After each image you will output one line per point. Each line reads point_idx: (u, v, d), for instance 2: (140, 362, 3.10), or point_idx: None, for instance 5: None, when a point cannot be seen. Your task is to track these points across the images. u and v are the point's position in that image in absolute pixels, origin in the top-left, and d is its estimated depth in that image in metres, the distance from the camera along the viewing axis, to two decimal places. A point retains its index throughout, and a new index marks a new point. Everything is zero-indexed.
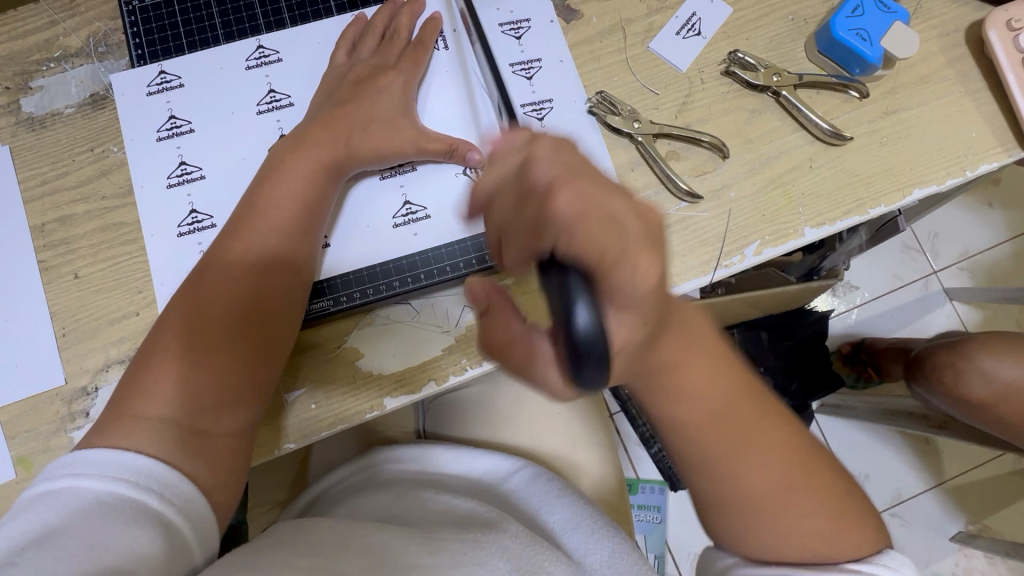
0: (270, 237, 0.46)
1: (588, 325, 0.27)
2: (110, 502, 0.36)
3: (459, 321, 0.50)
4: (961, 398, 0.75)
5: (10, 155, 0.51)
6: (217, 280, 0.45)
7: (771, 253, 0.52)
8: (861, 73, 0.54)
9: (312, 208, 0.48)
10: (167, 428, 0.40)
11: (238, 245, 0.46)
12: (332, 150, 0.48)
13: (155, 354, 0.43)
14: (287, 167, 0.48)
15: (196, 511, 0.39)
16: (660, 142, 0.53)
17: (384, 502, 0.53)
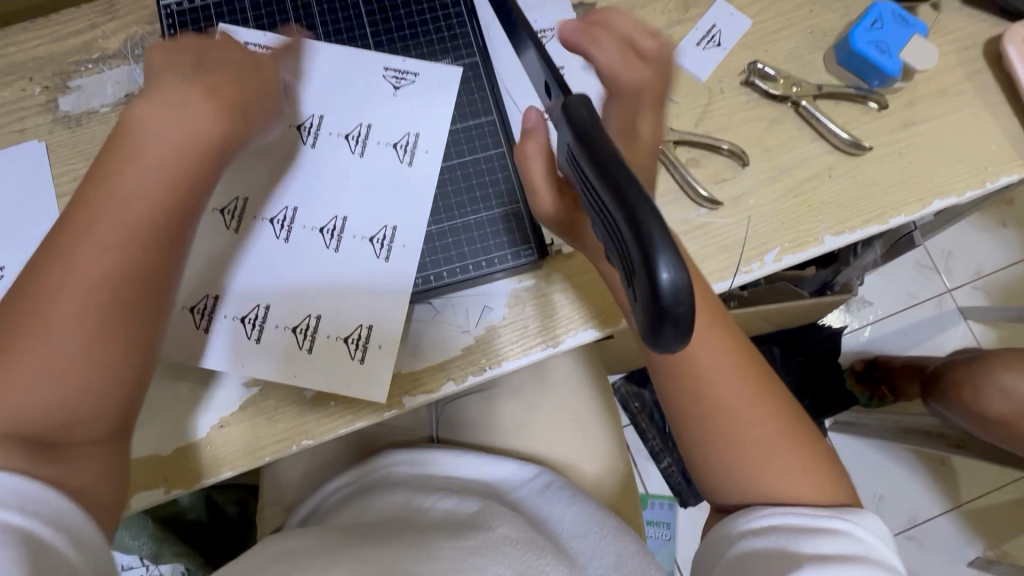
0: (137, 210, 0.39)
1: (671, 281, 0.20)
2: (10, 543, 0.32)
3: (479, 321, 0.50)
4: (980, 416, 0.74)
5: (46, 150, 0.53)
6: (72, 261, 0.37)
7: (790, 260, 0.52)
8: (879, 85, 0.55)
9: (193, 183, 0.42)
10: (18, 442, 0.35)
11: (110, 215, 0.38)
12: (214, 125, 0.42)
13: (10, 346, 0.36)
14: (140, 133, 0.41)
15: (93, 548, 0.36)
16: (680, 149, 0.54)
17: (386, 505, 0.53)
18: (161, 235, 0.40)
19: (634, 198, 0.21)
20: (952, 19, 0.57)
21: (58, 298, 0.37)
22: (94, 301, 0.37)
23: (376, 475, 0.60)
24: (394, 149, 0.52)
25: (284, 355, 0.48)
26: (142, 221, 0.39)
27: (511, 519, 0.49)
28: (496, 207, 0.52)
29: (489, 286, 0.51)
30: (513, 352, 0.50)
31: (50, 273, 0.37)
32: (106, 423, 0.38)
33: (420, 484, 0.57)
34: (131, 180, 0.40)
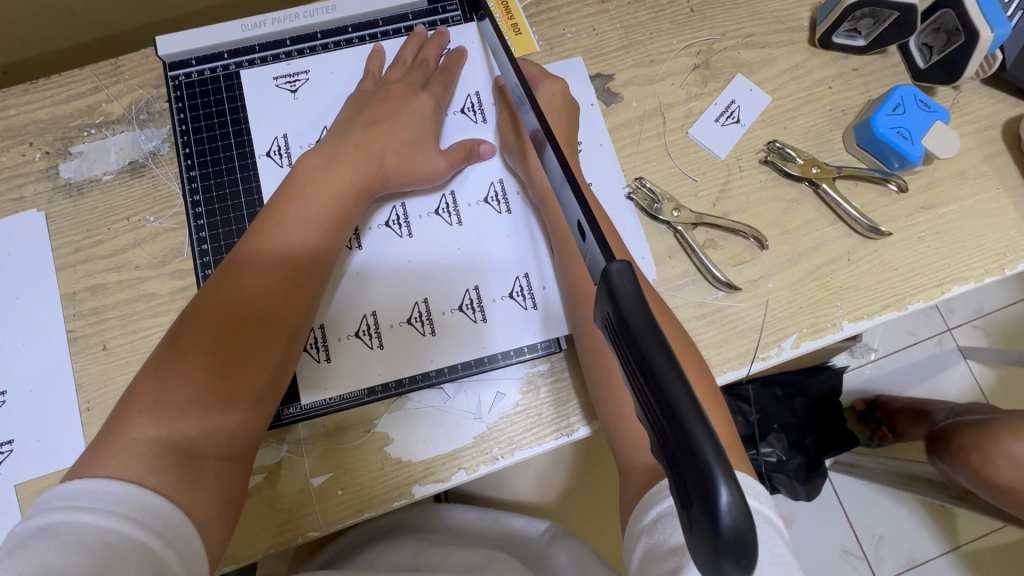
0: (293, 242, 0.44)
1: (730, 511, 0.18)
2: (119, 546, 0.31)
3: (492, 408, 0.49)
4: (989, 480, 0.73)
5: (46, 221, 0.51)
6: (230, 288, 0.42)
7: (808, 346, 0.51)
8: (899, 168, 0.53)
9: (337, 225, 0.46)
10: (165, 453, 0.37)
11: (267, 250, 0.44)
12: (364, 172, 0.48)
13: (166, 358, 0.40)
14: (315, 180, 0.47)
15: (192, 555, 0.34)
16: (698, 230, 0.53)
17: (393, 558, 0.56)
18: (303, 264, 0.44)
19: (686, 411, 0.20)
20: (970, 99, 0.56)
21: (217, 325, 0.41)
22: (240, 323, 0.41)
23: (394, 524, 0.64)
24: (439, 215, 0.52)
25: (357, 360, 0.49)
26: (299, 252, 0.44)
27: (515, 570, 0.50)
28: (508, 282, 0.51)
29: (468, 305, 0.50)
30: (527, 442, 0.49)
31: (207, 300, 0.42)
32: (225, 439, 0.40)
33: (427, 536, 0.60)
34: (288, 222, 0.45)
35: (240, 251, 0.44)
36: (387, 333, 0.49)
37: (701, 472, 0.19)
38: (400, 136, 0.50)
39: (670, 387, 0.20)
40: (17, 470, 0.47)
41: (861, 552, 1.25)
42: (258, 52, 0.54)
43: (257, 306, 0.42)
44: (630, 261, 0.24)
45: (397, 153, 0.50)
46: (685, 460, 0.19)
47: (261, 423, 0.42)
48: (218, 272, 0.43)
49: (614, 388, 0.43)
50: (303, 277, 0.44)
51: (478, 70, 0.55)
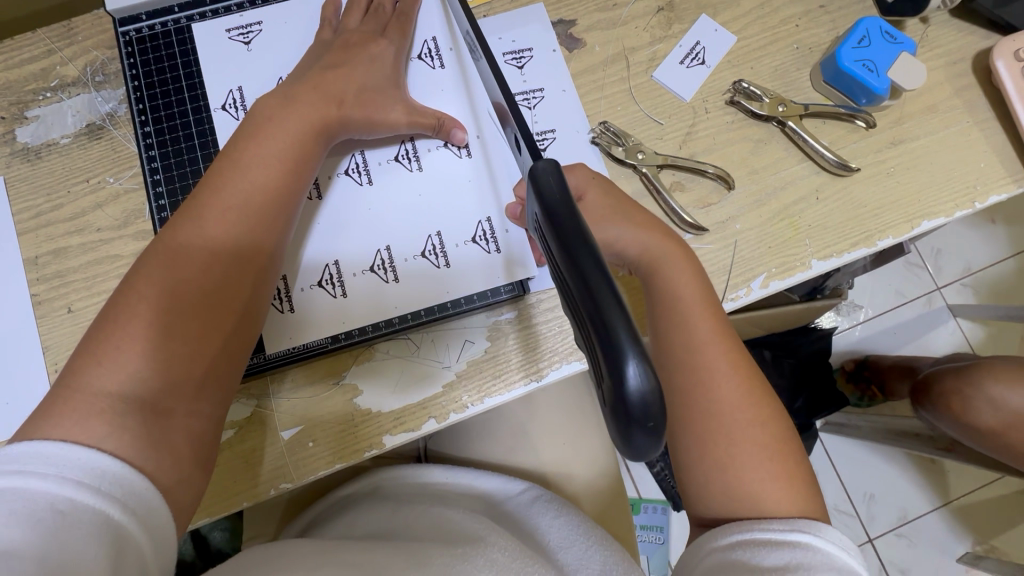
0: (251, 188, 0.43)
1: (640, 387, 0.19)
2: (73, 513, 0.31)
3: (460, 356, 0.49)
4: (969, 426, 0.74)
5: (5, 186, 0.51)
6: (188, 239, 0.41)
7: (777, 286, 0.51)
8: (867, 103, 0.53)
9: (296, 176, 0.45)
10: (127, 410, 0.36)
11: (224, 201, 0.42)
12: (319, 115, 0.46)
13: (122, 310, 0.39)
14: (270, 126, 0.45)
15: (156, 518, 0.35)
16: (664, 173, 0.52)
17: (375, 523, 0.55)
18: (263, 215, 0.43)
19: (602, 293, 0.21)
20: (940, 32, 0.55)
21: (175, 274, 0.40)
22: (203, 273, 0.40)
23: (378, 485, 0.63)
24: (399, 162, 0.51)
25: (320, 310, 0.48)
26: (257, 202, 0.43)
27: (502, 533, 0.51)
28: (470, 228, 0.50)
29: (431, 251, 0.50)
30: (496, 389, 0.49)
31: (164, 253, 0.40)
32: (195, 391, 0.39)
33: (411, 498, 0.59)
34: (244, 174, 0.43)
35: (196, 200, 0.43)
36: (351, 281, 0.49)
37: (613, 350, 0.20)
38: (355, 80, 0.48)
39: (589, 274, 0.21)
40: None
41: (853, 511, 1.27)
42: (209, 6, 0.53)
43: (219, 255, 0.41)
44: (556, 159, 0.25)
45: (353, 98, 0.48)
46: (601, 341, 0.20)
47: (231, 377, 0.42)
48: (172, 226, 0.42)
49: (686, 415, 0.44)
50: (262, 229, 0.43)
51: (436, 17, 0.54)
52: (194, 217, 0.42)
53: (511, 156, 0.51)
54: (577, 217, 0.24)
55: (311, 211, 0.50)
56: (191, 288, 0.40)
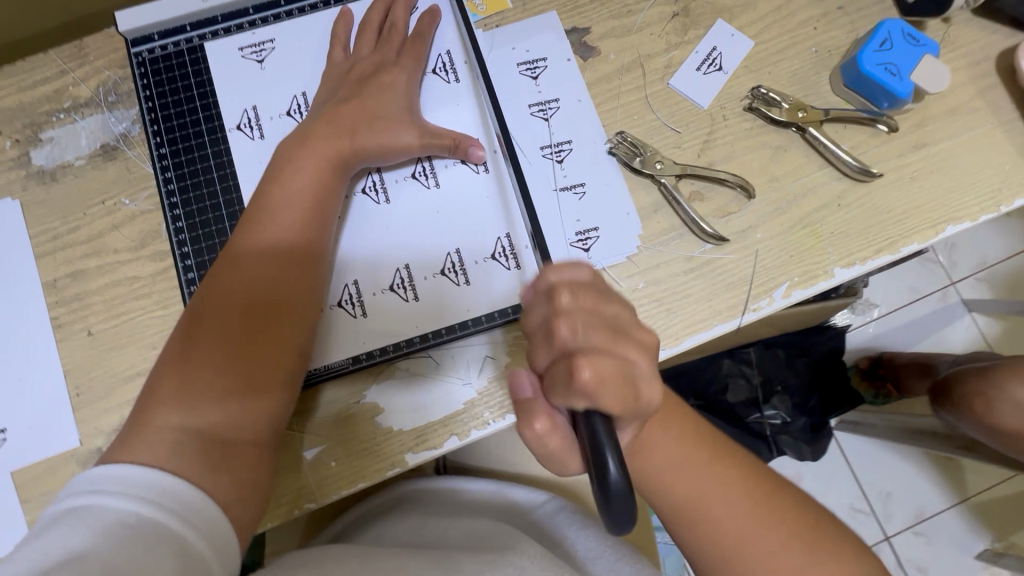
0: (287, 220, 0.44)
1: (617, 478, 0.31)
2: (134, 525, 0.33)
3: (482, 373, 0.49)
4: (992, 427, 0.73)
5: (21, 209, 0.51)
6: (233, 274, 0.42)
7: (799, 295, 0.50)
8: (889, 107, 0.52)
9: (327, 201, 0.46)
10: (187, 437, 0.37)
11: (261, 233, 0.44)
12: (337, 145, 0.47)
13: (178, 350, 0.40)
14: (296, 160, 0.46)
15: (213, 528, 0.35)
16: (683, 182, 0.52)
17: (400, 534, 0.55)
18: (301, 240, 0.44)
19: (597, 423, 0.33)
20: (961, 32, 0.54)
21: (221, 309, 0.41)
22: (249, 304, 0.42)
23: (401, 499, 0.63)
24: (417, 178, 0.51)
25: (341, 331, 0.48)
26: (292, 230, 0.44)
27: (531, 542, 0.51)
28: (488, 244, 0.50)
29: (450, 270, 0.49)
30: None
31: (211, 288, 0.42)
32: (249, 417, 0.40)
33: (435, 511, 0.59)
34: (279, 205, 0.45)
35: (238, 238, 0.44)
36: (371, 301, 0.49)
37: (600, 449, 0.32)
38: (373, 104, 0.49)
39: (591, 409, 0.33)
40: (13, 458, 0.47)
41: (869, 509, 1.26)
42: (220, 23, 0.53)
43: (263, 285, 0.42)
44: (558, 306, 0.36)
45: (373, 121, 0.48)
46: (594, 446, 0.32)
47: (283, 400, 0.42)
48: (216, 265, 0.44)
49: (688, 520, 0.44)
50: (301, 253, 0.44)
51: (449, 31, 0.54)
52: (235, 254, 0.43)
53: (528, 171, 0.51)
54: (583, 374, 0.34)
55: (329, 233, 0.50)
56: (238, 319, 0.41)
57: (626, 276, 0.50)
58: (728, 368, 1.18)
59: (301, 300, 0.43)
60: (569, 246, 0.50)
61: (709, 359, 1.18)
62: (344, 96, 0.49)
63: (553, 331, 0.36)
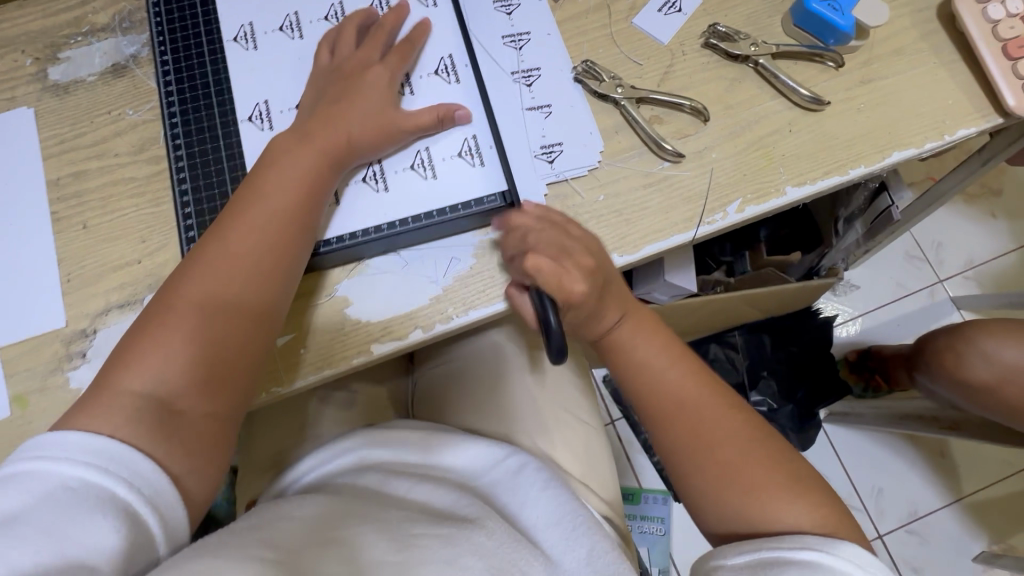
0: (269, 212, 0.47)
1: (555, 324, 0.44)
2: (80, 491, 0.35)
3: (447, 272, 0.51)
4: (963, 381, 0.73)
5: (34, 116, 0.55)
6: (209, 259, 0.45)
7: (753, 211, 0.53)
8: (835, 44, 0.56)
9: (304, 203, 0.48)
10: (146, 406, 0.40)
11: (248, 216, 0.46)
12: (330, 148, 0.49)
13: (151, 322, 0.43)
14: (285, 159, 0.49)
15: (163, 496, 0.38)
16: (643, 108, 0.55)
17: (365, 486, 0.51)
18: (278, 237, 0.46)
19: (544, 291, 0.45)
20: None
21: (196, 291, 0.44)
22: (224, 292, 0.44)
23: (380, 440, 0.59)
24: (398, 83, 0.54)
25: None
26: (271, 227, 0.46)
27: (496, 516, 0.48)
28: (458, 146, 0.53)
29: (417, 167, 0.52)
30: (481, 301, 0.51)
31: (190, 267, 0.45)
32: (207, 399, 0.43)
33: (406, 466, 0.55)
34: (262, 196, 0.47)
35: (221, 224, 0.47)
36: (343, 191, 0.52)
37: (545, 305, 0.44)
38: (365, 107, 0.51)
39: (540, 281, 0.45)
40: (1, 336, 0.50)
41: (861, 506, 1.23)
42: None
43: (235, 276, 0.45)
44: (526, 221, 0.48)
45: (364, 127, 0.50)
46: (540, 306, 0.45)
47: (242, 385, 0.45)
48: (197, 247, 0.46)
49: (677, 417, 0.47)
50: (277, 252, 0.46)
51: None
52: (215, 239, 0.46)
53: (498, 89, 0.55)
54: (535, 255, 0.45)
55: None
56: (210, 305, 0.44)
57: (588, 188, 0.53)
58: (716, 352, 1.20)
59: (268, 301, 0.46)
60: (533, 157, 0.53)
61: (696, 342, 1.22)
62: (342, 90, 0.51)
63: (524, 235, 0.47)
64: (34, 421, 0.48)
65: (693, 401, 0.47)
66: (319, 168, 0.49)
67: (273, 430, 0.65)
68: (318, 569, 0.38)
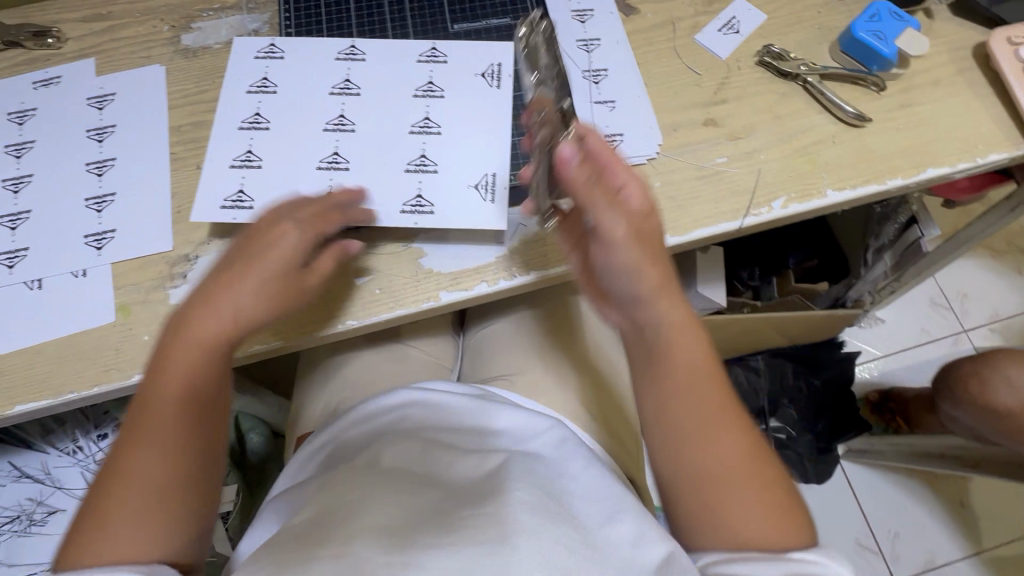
0: (172, 391, 0.45)
1: None
2: None
3: (515, 235, 0.57)
4: (988, 408, 0.75)
5: (166, 73, 0.63)
6: (124, 458, 0.43)
7: (796, 208, 0.58)
8: (878, 70, 0.62)
9: (212, 375, 0.47)
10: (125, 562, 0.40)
11: (148, 407, 0.45)
12: (212, 332, 0.47)
13: (83, 528, 0.42)
14: (169, 356, 0.46)
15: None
16: (700, 111, 0.62)
17: (388, 456, 0.53)
18: (194, 400, 0.46)
19: None
20: (943, 26, 0.65)
21: (122, 489, 0.43)
22: (150, 478, 0.43)
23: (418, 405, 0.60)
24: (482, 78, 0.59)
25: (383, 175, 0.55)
26: (179, 412, 0.45)
27: (531, 478, 0.48)
28: None
29: (423, 169, 0.56)
30: (543, 264, 0.56)
31: (119, 451, 0.44)
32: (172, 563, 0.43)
33: (424, 436, 0.56)
34: (161, 387, 0.45)
35: (126, 431, 0.45)
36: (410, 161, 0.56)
37: None
38: (266, 270, 0.49)
39: None
40: (115, 253, 0.56)
41: (877, 548, 1.21)
42: None
43: (163, 464, 0.44)
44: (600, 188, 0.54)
45: (270, 291, 0.49)
46: None
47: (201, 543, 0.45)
48: (111, 453, 0.44)
49: (691, 392, 0.47)
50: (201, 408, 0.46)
51: None
52: (126, 446, 0.44)
53: (574, 82, 0.62)
54: None
55: (364, 116, 0.58)
56: (137, 495, 0.43)
57: (645, 175, 0.59)
58: (738, 375, 1.21)
59: (212, 445, 0.46)
60: None
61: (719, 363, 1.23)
62: (239, 268, 0.49)
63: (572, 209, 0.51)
64: (135, 329, 0.54)
65: (699, 382, 0.47)
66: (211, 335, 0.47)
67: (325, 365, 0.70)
68: (365, 551, 0.40)
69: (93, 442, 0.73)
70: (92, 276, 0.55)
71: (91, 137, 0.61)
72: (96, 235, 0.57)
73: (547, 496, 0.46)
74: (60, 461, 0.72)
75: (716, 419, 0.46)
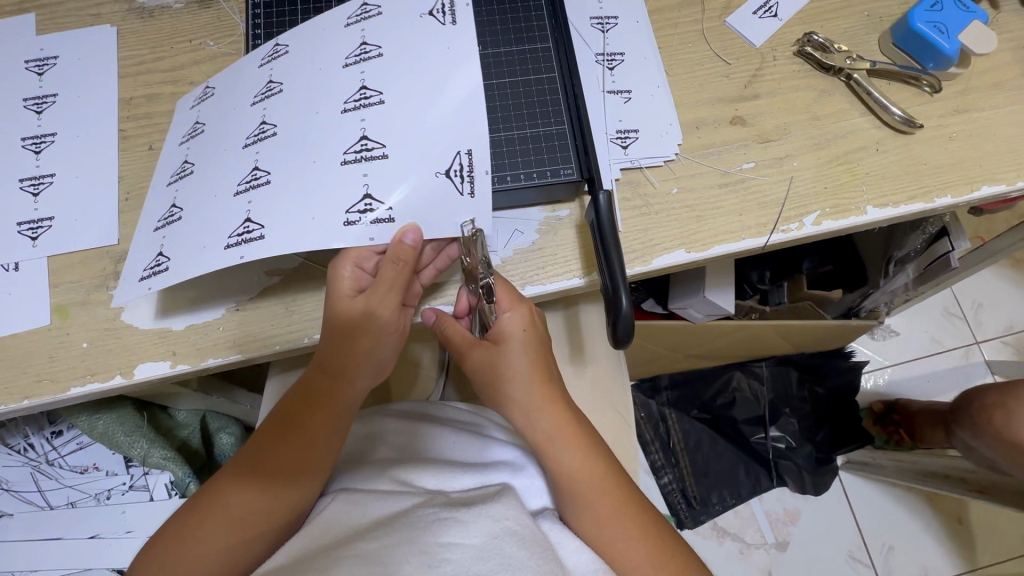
0: (310, 431, 0.46)
1: (626, 308, 0.44)
2: None
3: (508, 244, 0.50)
4: (1010, 441, 0.70)
5: (117, 35, 0.55)
6: (244, 473, 0.46)
7: (830, 225, 0.51)
8: (934, 69, 0.55)
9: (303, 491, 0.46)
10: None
11: (285, 436, 0.46)
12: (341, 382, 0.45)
13: (183, 521, 0.45)
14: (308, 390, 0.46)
15: None
16: (727, 107, 0.54)
17: (368, 478, 0.47)
18: (271, 463, 0.46)
19: (617, 270, 0.45)
20: (1009, 19, 0.57)
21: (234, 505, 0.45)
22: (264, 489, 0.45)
23: (385, 434, 0.54)
24: (431, 17, 0.47)
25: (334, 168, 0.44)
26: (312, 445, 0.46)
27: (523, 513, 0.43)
28: (536, 112, 0.50)
29: (369, 157, 0.44)
30: (539, 278, 0.50)
31: (238, 467, 0.46)
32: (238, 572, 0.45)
33: (399, 458, 0.50)
34: (301, 424, 0.46)
35: (263, 442, 0.47)
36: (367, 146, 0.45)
37: (614, 282, 0.44)
38: (374, 358, 0.45)
39: (612, 256, 0.45)
40: (52, 245, 0.49)
41: (869, 561, 1.18)
42: None
43: (277, 485, 0.45)
44: (609, 195, 0.47)
45: (371, 372, 0.46)
46: (608, 279, 0.45)
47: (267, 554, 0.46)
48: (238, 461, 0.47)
49: (611, 549, 0.44)
50: (285, 479, 0.45)
51: None
52: (249, 462, 0.46)
53: (584, 67, 0.54)
54: (610, 233, 0.46)
55: None
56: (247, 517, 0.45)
57: (661, 179, 0.52)
58: (739, 381, 1.16)
59: (290, 510, 0.46)
60: (608, 140, 0.52)
61: (721, 367, 1.16)
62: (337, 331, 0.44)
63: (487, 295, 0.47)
64: (72, 334, 0.47)
65: (596, 482, 0.46)
66: (322, 407, 0.46)
67: (271, 381, 0.59)
68: None
69: (46, 441, 0.63)
70: (26, 271, 0.49)
71: (27, 107, 0.53)
72: (31, 223, 0.50)
73: (538, 534, 0.41)
74: (7, 460, 0.65)
75: (623, 518, 0.45)
